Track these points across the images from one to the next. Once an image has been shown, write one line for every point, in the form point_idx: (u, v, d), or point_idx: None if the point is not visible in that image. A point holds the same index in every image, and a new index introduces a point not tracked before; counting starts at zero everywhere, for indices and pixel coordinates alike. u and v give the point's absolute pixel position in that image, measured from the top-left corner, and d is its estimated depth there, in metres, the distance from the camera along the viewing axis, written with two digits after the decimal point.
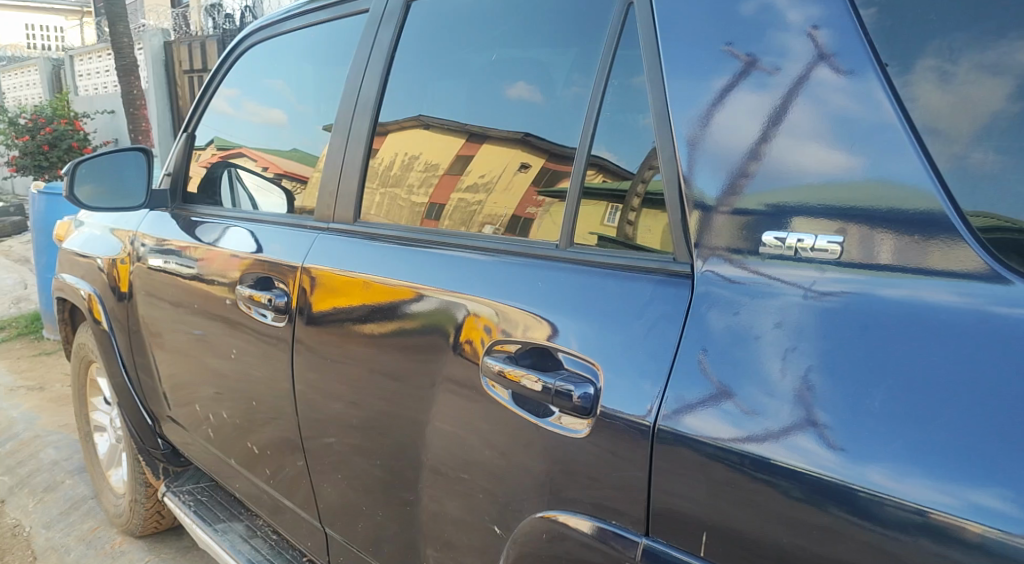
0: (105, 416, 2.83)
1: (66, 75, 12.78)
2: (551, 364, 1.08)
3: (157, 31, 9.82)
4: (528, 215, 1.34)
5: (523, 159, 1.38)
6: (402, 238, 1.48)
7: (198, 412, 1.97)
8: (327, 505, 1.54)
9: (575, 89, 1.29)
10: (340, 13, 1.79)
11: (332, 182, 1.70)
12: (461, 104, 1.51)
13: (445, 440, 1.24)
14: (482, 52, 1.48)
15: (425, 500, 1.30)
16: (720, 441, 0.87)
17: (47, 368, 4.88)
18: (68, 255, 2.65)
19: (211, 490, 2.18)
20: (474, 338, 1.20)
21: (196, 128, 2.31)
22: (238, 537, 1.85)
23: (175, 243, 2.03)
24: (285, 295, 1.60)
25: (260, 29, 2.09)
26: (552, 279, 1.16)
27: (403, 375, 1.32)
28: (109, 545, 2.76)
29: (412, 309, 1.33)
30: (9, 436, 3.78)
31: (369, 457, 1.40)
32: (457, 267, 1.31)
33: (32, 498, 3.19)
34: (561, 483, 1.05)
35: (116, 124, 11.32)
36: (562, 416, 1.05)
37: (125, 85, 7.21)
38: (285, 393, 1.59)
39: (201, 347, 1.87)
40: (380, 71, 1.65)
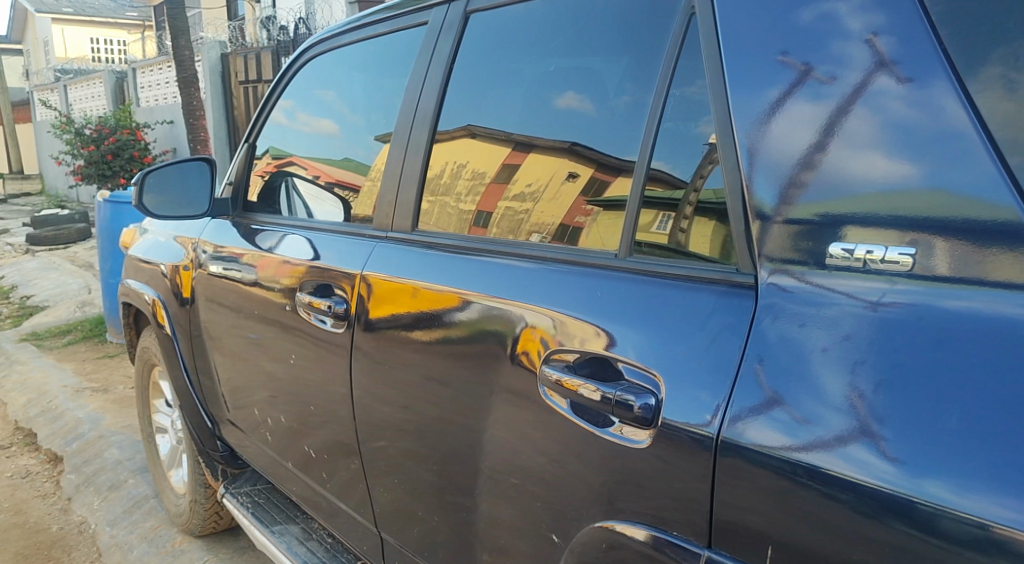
0: (166, 419, 2.89)
1: (128, 87, 13.25)
2: (610, 374, 1.09)
3: (215, 44, 10.12)
4: (577, 224, 1.36)
5: (570, 168, 1.40)
6: (455, 245, 1.50)
7: (256, 415, 2.01)
8: (382, 510, 1.56)
9: (626, 98, 1.30)
10: (401, 25, 1.80)
11: (390, 190, 1.73)
12: (512, 113, 1.53)
13: (501, 448, 1.25)
14: (535, 63, 1.49)
15: (481, 507, 1.30)
16: (778, 451, 0.86)
17: (111, 370, 5.04)
18: (132, 261, 2.75)
19: (268, 492, 2.22)
20: (530, 349, 1.21)
21: (257, 139, 2.36)
22: (295, 539, 1.89)
23: (233, 250, 2.08)
24: (343, 302, 1.62)
25: (318, 41, 2.13)
26: (610, 288, 1.16)
27: (457, 383, 1.34)
28: (170, 544, 2.82)
29: (466, 318, 1.34)
30: (76, 436, 3.91)
31: (422, 461, 1.42)
32: (513, 275, 1.32)
33: (98, 496, 3.30)
34: (621, 493, 1.05)
35: (174, 133, 11.67)
36: (624, 427, 1.06)
37: (185, 96, 7.39)
38: (340, 398, 1.63)
39: (257, 352, 1.92)
40: (437, 83, 1.66)
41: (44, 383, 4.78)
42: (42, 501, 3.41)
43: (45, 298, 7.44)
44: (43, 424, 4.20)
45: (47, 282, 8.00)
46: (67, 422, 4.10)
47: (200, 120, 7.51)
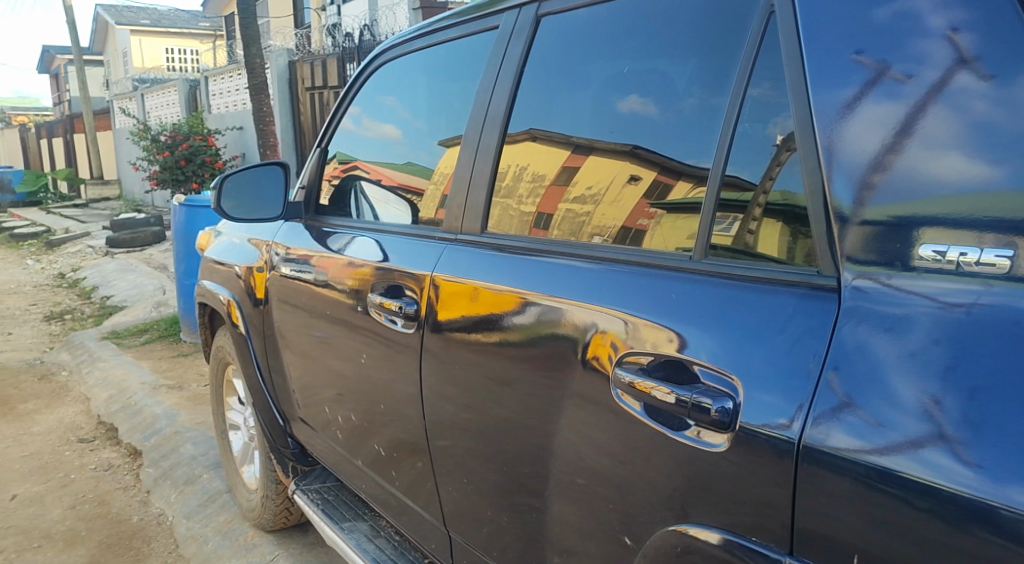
0: (238, 416, 2.97)
1: (200, 95, 13.71)
2: (686, 377, 1.08)
3: (283, 51, 10.40)
4: (639, 227, 1.37)
5: (632, 171, 1.41)
6: (521, 248, 1.51)
7: (325, 413, 2.05)
8: (450, 510, 1.58)
9: (692, 101, 1.31)
10: (470, 30, 1.81)
11: (459, 193, 1.74)
12: (575, 116, 1.54)
13: (572, 449, 1.25)
14: (602, 66, 1.49)
15: (551, 507, 1.31)
16: (858, 456, 0.84)
17: (185, 368, 5.18)
18: (207, 263, 2.85)
19: (337, 490, 2.26)
20: (601, 353, 1.21)
21: (329, 143, 2.40)
22: (364, 536, 1.92)
23: (299, 252, 2.17)
24: (415, 303, 1.64)
25: (389, 47, 2.16)
26: (684, 290, 1.16)
27: (526, 385, 1.35)
28: (242, 538, 2.89)
29: (524, 322, 1.37)
30: (153, 431, 4.04)
31: (487, 460, 1.44)
32: (582, 277, 1.33)
33: (175, 489, 3.42)
34: (697, 498, 1.05)
35: (243, 140, 12.02)
36: (701, 431, 1.05)
37: (256, 102, 7.54)
38: (406, 398, 1.65)
39: (325, 351, 1.97)
40: (508, 86, 1.67)
41: (125, 378, 4.97)
42: (123, 492, 3.56)
43: (123, 297, 7.76)
44: (124, 418, 4.37)
45: (123, 281, 8.35)
46: (146, 417, 4.25)
47: (269, 126, 7.67)
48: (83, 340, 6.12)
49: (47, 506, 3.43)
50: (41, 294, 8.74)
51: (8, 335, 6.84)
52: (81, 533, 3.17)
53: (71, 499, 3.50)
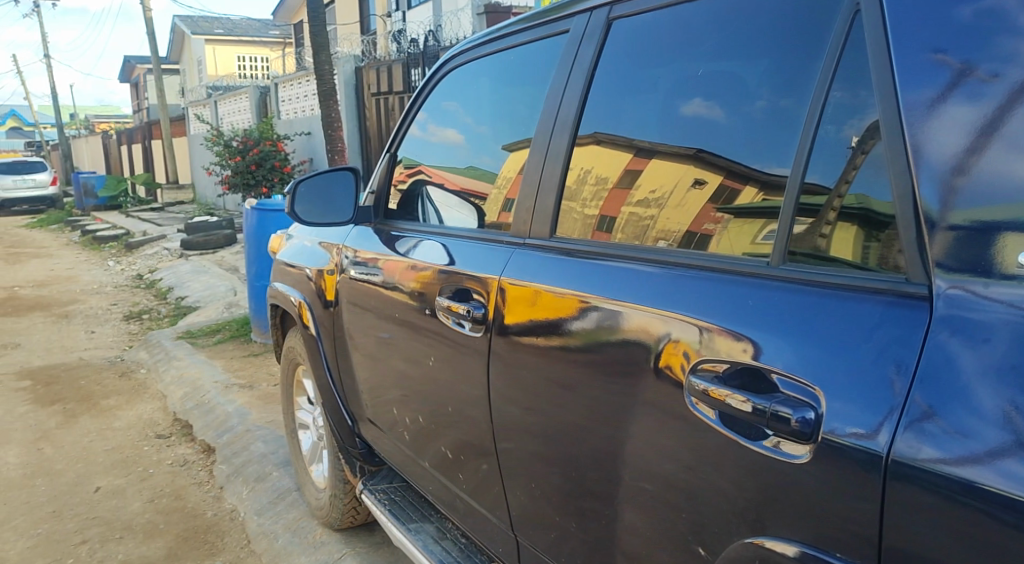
0: (308, 416, 3.03)
1: (269, 101, 14.15)
2: (764, 387, 1.06)
3: (349, 58, 10.67)
4: (705, 231, 1.36)
5: (697, 175, 1.40)
6: (591, 252, 1.50)
7: (393, 415, 2.09)
8: (518, 513, 1.58)
9: (762, 103, 1.28)
10: (541, 34, 1.80)
11: (528, 197, 1.73)
12: (638, 120, 1.53)
13: (644, 457, 1.24)
14: (670, 69, 1.47)
15: (621, 515, 1.30)
16: (945, 470, 0.81)
17: (256, 367, 5.35)
18: (279, 265, 2.94)
19: (404, 491, 2.28)
20: (674, 363, 1.20)
21: (398, 148, 2.44)
22: (431, 538, 1.94)
23: (364, 254, 2.24)
24: (482, 307, 1.64)
25: (459, 51, 2.17)
26: (762, 297, 1.14)
27: (595, 391, 1.34)
28: (312, 535, 2.95)
29: (585, 327, 1.38)
30: (227, 429, 4.18)
31: (554, 465, 1.44)
32: (653, 282, 1.31)
33: (246, 486, 3.52)
34: (776, 510, 1.02)
35: (310, 145, 12.29)
36: (780, 441, 1.03)
37: (325, 109, 7.73)
38: (471, 400, 1.67)
39: (390, 351, 2.01)
40: (578, 90, 1.66)
41: (198, 377, 5.14)
42: (198, 487, 3.68)
43: (196, 298, 8.07)
44: (198, 415, 4.52)
45: (197, 282, 8.69)
46: (219, 415, 4.40)
47: (336, 131, 7.85)
48: (160, 339, 6.36)
49: (128, 498, 3.57)
50: (119, 294, 9.12)
51: (91, 332, 7.17)
52: (159, 525, 3.29)
53: (150, 493, 3.63)
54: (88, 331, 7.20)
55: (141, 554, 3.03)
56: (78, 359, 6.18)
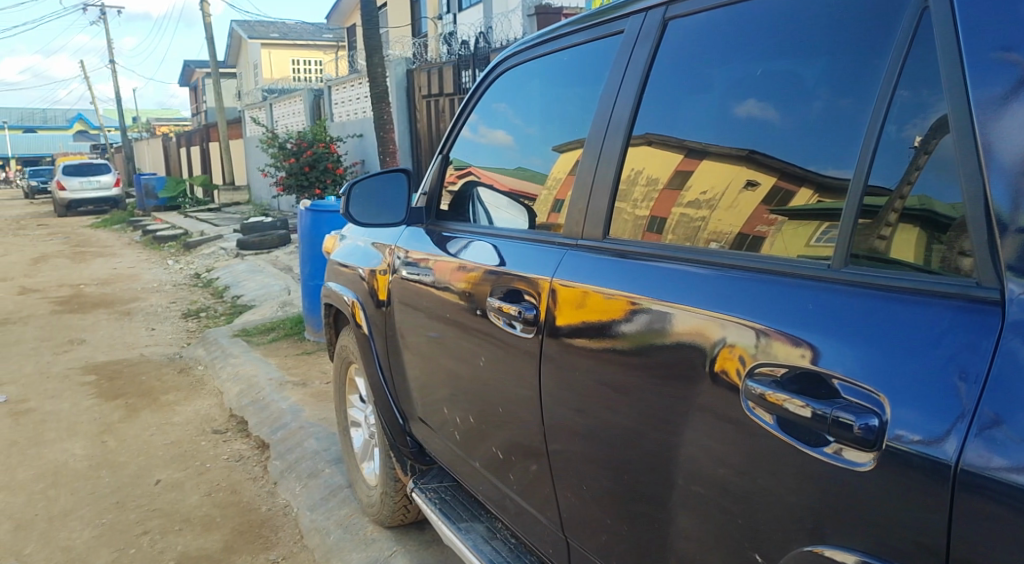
0: (360, 413, 3.08)
1: (322, 104, 14.40)
2: (824, 392, 1.03)
3: (401, 61, 10.76)
4: (758, 233, 1.34)
5: (749, 176, 1.39)
6: (645, 253, 1.49)
7: (444, 414, 2.11)
8: (569, 515, 1.58)
9: (819, 103, 1.26)
10: (596, 35, 1.79)
11: (580, 198, 1.73)
12: (690, 122, 1.52)
13: (699, 462, 1.22)
14: (726, 69, 1.45)
15: (675, 519, 1.28)
16: (1017, 482, 0.78)
17: (309, 365, 5.46)
18: (333, 265, 3.01)
19: (455, 490, 2.29)
20: (729, 367, 1.18)
21: (450, 149, 2.46)
22: (480, 537, 1.95)
23: (414, 255, 2.27)
24: (533, 308, 1.64)
25: (513, 52, 2.17)
26: (823, 300, 1.11)
27: (648, 394, 1.33)
28: (363, 532, 2.99)
29: (634, 329, 1.37)
30: (281, 425, 4.28)
31: (606, 467, 1.43)
32: (709, 284, 1.29)
33: (300, 482, 3.60)
34: (839, 519, 1.00)
35: (363, 147, 12.46)
36: (842, 448, 1.00)
37: (378, 111, 7.83)
38: (521, 401, 1.68)
39: (440, 351, 2.03)
40: (632, 91, 1.64)
41: (254, 374, 5.26)
42: (253, 482, 3.76)
43: (252, 297, 8.29)
44: (253, 412, 4.64)
45: (253, 281, 8.92)
46: (274, 411, 4.50)
47: (389, 134, 7.94)
48: (217, 336, 6.54)
49: (187, 491, 3.67)
50: (177, 292, 9.40)
51: (152, 329, 7.41)
52: (217, 518, 3.37)
53: (207, 486, 3.73)
54: (149, 328, 7.44)
55: (198, 546, 3.11)
56: (140, 355, 6.39)
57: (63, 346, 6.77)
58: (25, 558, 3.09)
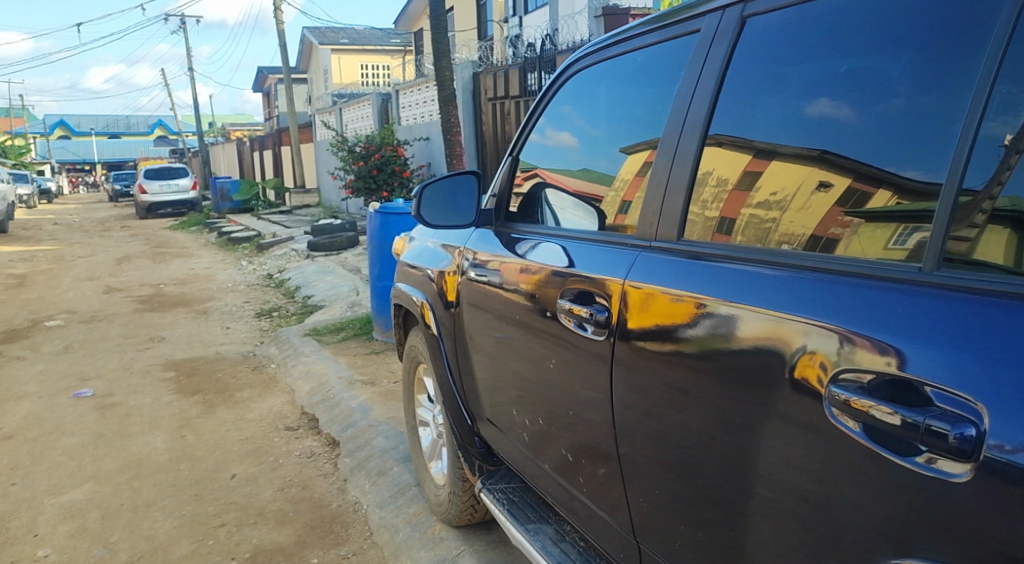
0: (428, 413, 3.12)
1: (389, 108, 14.68)
2: (916, 400, 0.98)
3: (467, 64, 10.90)
4: (831, 235, 1.30)
5: (822, 177, 1.35)
6: (719, 255, 1.46)
7: (513, 416, 2.12)
8: (640, 520, 1.56)
9: (899, 102, 1.21)
10: (670, 35, 1.76)
11: (653, 200, 1.70)
12: (763, 121, 1.48)
13: (779, 470, 1.19)
14: (805, 68, 1.40)
15: (754, 528, 1.25)
16: None
17: (377, 365, 5.58)
18: (402, 266, 3.08)
19: (522, 491, 2.30)
20: (810, 374, 1.14)
21: (520, 152, 2.47)
22: (549, 539, 1.94)
23: (480, 256, 2.32)
24: (605, 310, 1.63)
25: (584, 54, 2.16)
26: (914, 304, 1.05)
27: (723, 399, 1.30)
28: (431, 530, 3.04)
29: (699, 334, 1.36)
30: (351, 423, 4.38)
31: (679, 472, 1.41)
32: (784, 287, 1.26)
33: (369, 480, 3.67)
34: (931, 532, 0.95)
35: (429, 150, 12.71)
36: (935, 458, 0.94)
37: (446, 114, 7.93)
38: (590, 404, 1.68)
39: (507, 352, 2.06)
40: (707, 91, 1.60)
41: (323, 373, 5.40)
42: (323, 478, 3.85)
43: (322, 297, 8.52)
44: (323, 410, 4.75)
45: (323, 282, 9.15)
46: (343, 410, 4.61)
47: (456, 136, 8.04)
48: (289, 336, 6.73)
49: (261, 486, 3.77)
50: (250, 292, 9.69)
51: (227, 327, 7.67)
52: (289, 513, 3.45)
53: (280, 482, 3.83)
54: (224, 326, 7.70)
55: (273, 539, 3.19)
56: (216, 352, 6.61)
57: (145, 343, 7.04)
58: (113, 545, 3.21)
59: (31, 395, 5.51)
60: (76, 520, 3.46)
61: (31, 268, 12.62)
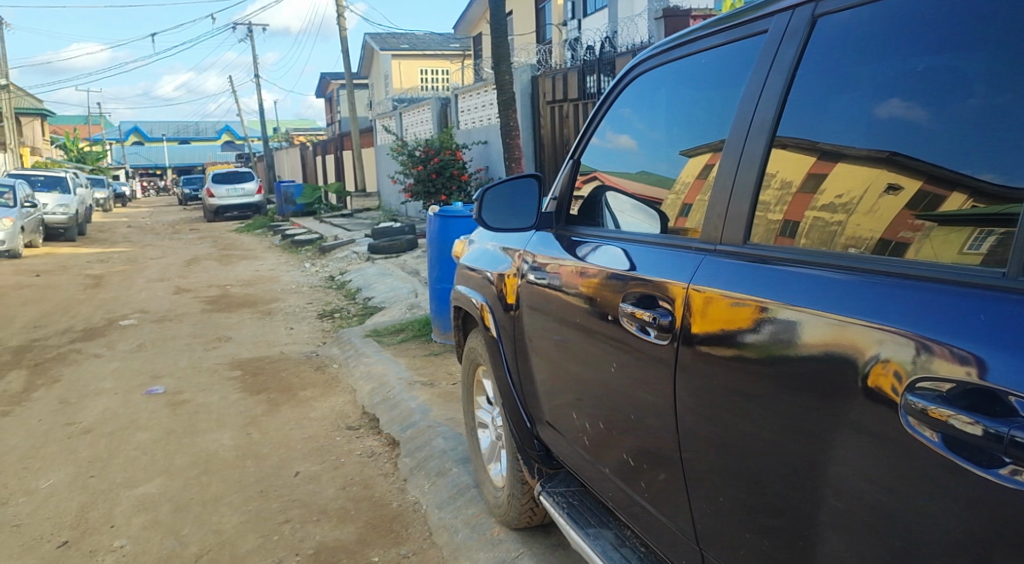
0: (487, 415, 3.15)
1: (449, 112, 14.89)
2: (999, 410, 0.91)
3: (526, 67, 10.99)
4: (901, 239, 1.26)
5: (891, 180, 1.31)
6: (788, 259, 1.42)
7: (574, 420, 2.13)
8: (703, 527, 1.54)
9: (976, 102, 1.15)
10: (737, 36, 1.73)
11: (719, 203, 1.68)
12: (832, 122, 1.44)
13: (851, 480, 1.15)
14: (879, 67, 1.35)
15: (826, 537, 1.22)
16: None
17: (436, 366, 5.65)
18: (463, 269, 3.12)
19: (582, 496, 2.30)
20: (884, 382, 1.09)
21: (581, 154, 2.47)
22: (609, 544, 1.93)
23: (540, 258, 2.35)
24: (668, 314, 1.61)
25: (648, 56, 2.14)
26: (998, 310, 0.98)
27: (790, 407, 1.27)
28: (490, 532, 3.06)
29: (760, 339, 1.34)
30: (410, 424, 4.45)
31: (746, 479, 1.39)
32: (852, 291, 1.22)
33: (428, 480, 3.73)
34: (1013, 548, 0.89)
35: (487, 153, 12.85)
36: (1020, 471, 0.88)
37: (505, 118, 7.99)
38: (652, 409, 1.67)
39: (568, 355, 2.08)
40: (777, 92, 1.56)
41: (384, 373, 5.51)
42: (384, 478, 3.91)
43: (381, 299, 8.67)
44: (384, 410, 4.84)
45: (382, 284, 9.31)
46: (403, 410, 4.69)
47: (515, 140, 8.10)
48: (350, 337, 6.87)
49: (323, 484, 3.85)
50: (313, 293, 9.93)
51: (291, 327, 7.88)
52: (351, 511, 3.52)
53: (342, 480, 3.90)
54: (288, 326, 7.91)
55: (335, 537, 3.25)
56: (280, 352, 6.79)
57: (213, 343, 7.26)
58: (183, 538, 3.31)
59: (108, 390, 5.74)
60: (150, 512, 3.58)
61: (107, 269, 13.18)
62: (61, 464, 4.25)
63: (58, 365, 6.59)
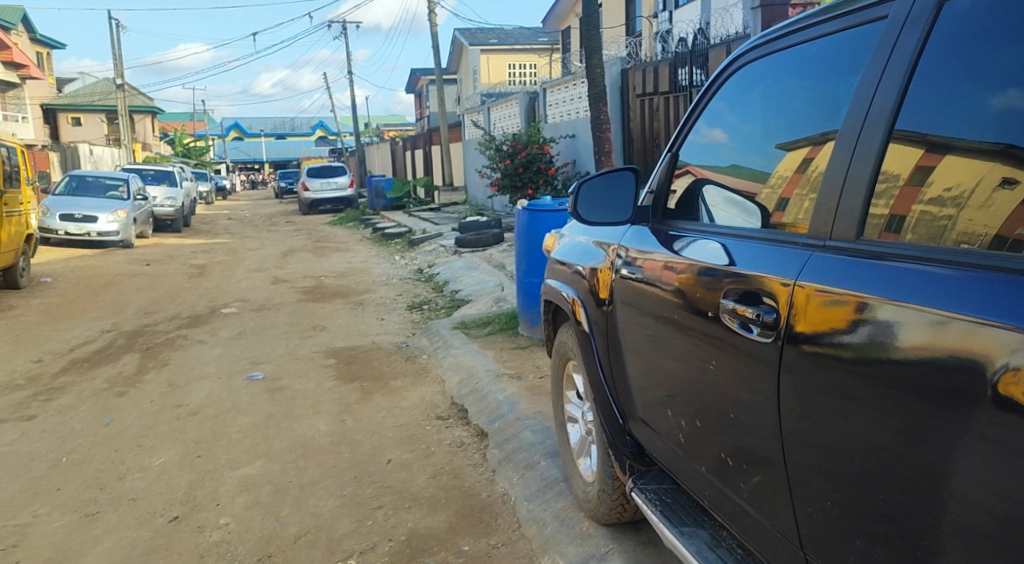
0: (577, 410, 3.15)
1: (538, 106, 14.91)
2: None
3: (616, 61, 11.03)
4: (1017, 236, 1.17)
5: (1006, 173, 1.24)
6: (903, 255, 1.34)
7: (669, 418, 2.11)
8: (807, 531, 1.50)
9: None
10: (851, 23, 1.65)
11: (830, 197, 1.61)
12: (952, 113, 1.35)
13: (972, 488, 1.08)
14: (1009, 53, 1.23)
15: (946, 547, 1.15)
16: None
17: (523, 360, 5.66)
18: (554, 263, 3.14)
19: (675, 494, 2.27)
20: (1014, 389, 0.98)
21: (679, 147, 2.45)
22: (704, 544, 1.90)
23: (632, 252, 2.35)
24: (773, 311, 1.57)
25: (755, 45, 2.08)
26: None
27: (902, 409, 1.21)
28: (578, 527, 3.05)
29: (857, 341, 1.31)
30: (499, 415, 4.49)
31: (856, 483, 1.34)
32: (962, 291, 1.14)
33: (517, 472, 3.75)
34: None
35: (575, 147, 12.87)
36: None
37: (595, 111, 7.93)
38: (754, 406, 1.63)
39: (662, 351, 2.07)
40: (896, 81, 1.47)
41: (472, 365, 5.58)
42: (473, 468, 3.97)
43: (468, 292, 8.78)
44: (472, 402, 4.91)
45: (470, 278, 9.42)
46: (490, 403, 4.73)
47: (604, 133, 8.02)
48: (439, 328, 6.99)
49: (414, 472, 3.93)
50: (402, 285, 10.15)
51: (382, 318, 8.08)
52: (441, 500, 3.58)
53: (432, 469, 3.98)
54: (380, 317, 8.11)
55: (426, 524, 3.32)
56: (372, 342, 6.98)
57: (307, 331, 7.52)
58: (283, 519, 3.43)
59: (212, 375, 6.02)
60: (251, 493, 3.73)
61: (208, 259, 13.83)
62: (171, 443, 4.48)
63: (167, 349, 6.96)
